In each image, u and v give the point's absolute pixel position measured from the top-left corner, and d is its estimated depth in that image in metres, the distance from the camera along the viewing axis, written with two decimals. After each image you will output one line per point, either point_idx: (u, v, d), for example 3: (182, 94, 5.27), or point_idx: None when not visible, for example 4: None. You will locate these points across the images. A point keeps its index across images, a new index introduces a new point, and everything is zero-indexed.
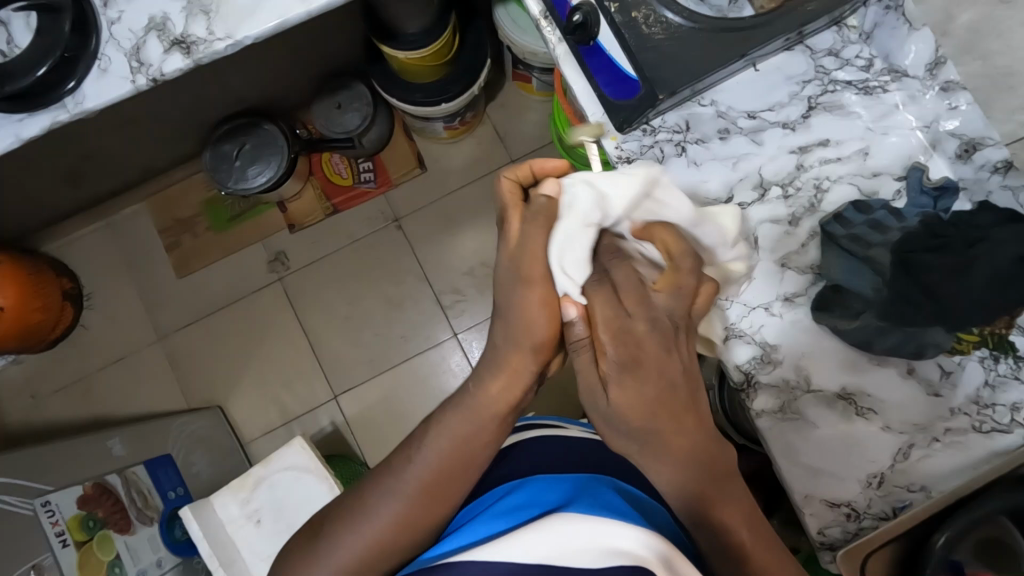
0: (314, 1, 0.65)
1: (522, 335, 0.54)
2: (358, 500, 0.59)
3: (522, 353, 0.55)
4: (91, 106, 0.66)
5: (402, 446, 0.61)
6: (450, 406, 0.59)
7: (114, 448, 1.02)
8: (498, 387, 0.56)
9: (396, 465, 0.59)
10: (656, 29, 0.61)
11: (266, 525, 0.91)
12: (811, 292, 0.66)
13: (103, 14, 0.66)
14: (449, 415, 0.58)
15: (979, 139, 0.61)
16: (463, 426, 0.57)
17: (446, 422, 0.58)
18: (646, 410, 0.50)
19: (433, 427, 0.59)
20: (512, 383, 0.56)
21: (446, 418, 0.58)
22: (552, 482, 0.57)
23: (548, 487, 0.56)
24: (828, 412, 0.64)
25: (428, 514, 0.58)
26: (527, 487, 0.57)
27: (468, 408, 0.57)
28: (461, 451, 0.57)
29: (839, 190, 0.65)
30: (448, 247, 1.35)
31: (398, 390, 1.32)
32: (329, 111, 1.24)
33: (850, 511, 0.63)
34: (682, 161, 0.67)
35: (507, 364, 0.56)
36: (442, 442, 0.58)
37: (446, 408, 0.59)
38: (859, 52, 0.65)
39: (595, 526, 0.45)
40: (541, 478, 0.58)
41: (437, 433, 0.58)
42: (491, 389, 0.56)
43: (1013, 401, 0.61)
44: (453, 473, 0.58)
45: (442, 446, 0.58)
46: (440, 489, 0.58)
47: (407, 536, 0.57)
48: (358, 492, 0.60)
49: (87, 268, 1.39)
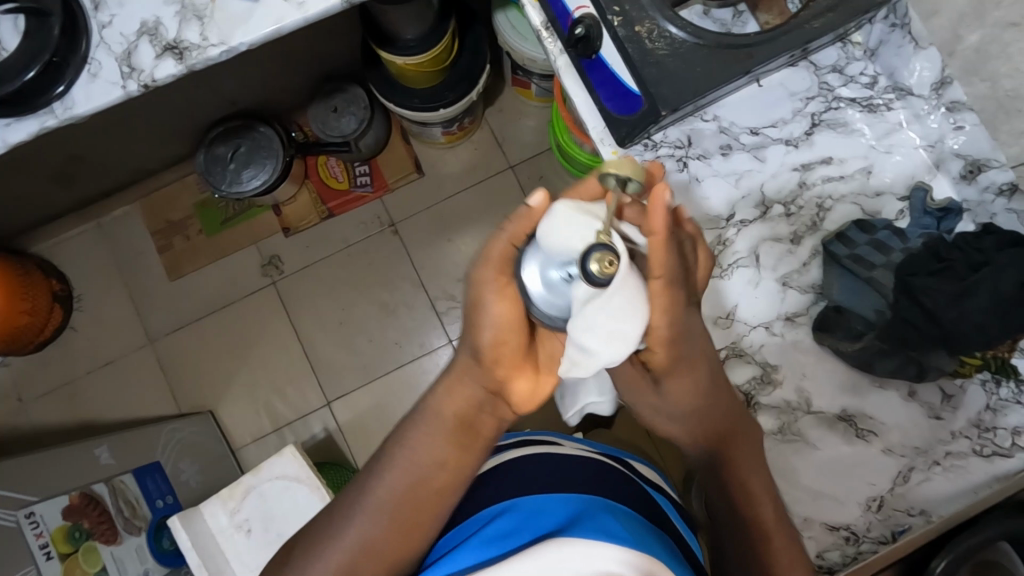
0: (310, 9, 0.63)
1: (472, 339, 0.57)
2: (327, 521, 0.59)
3: (467, 360, 0.58)
4: (81, 112, 0.64)
5: (368, 468, 0.61)
6: (409, 425, 0.60)
7: (101, 456, 1.00)
8: (449, 396, 0.59)
9: (364, 487, 0.59)
10: (659, 43, 0.60)
11: (256, 535, 0.89)
12: (812, 312, 0.65)
13: (93, 18, 0.65)
14: (408, 434, 0.60)
15: (985, 161, 0.60)
16: (424, 442, 0.59)
17: (408, 443, 0.59)
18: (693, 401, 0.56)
19: (393, 448, 0.60)
20: (455, 392, 0.59)
21: (406, 438, 0.59)
22: (544, 505, 0.55)
23: (539, 511, 0.55)
24: (829, 434, 0.63)
25: (397, 538, 0.57)
26: (520, 512, 0.55)
27: (425, 423, 0.59)
28: (422, 468, 0.58)
29: (842, 209, 0.65)
30: (443, 252, 1.34)
31: (391, 397, 1.31)
32: (325, 116, 1.23)
33: (850, 534, 0.62)
34: (683, 176, 0.66)
35: (461, 374, 0.59)
36: (403, 461, 0.59)
37: (400, 427, 0.61)
38: (863, 68, 0.64)
39: (587, 548, 0.43)
40: (531, 501, 0.56)
41: (394, 452, 0.59)
42: (444, 402, 0.59)
43: (1014, 425, 0.60)
44: (418, 492, 0.58)
45: (404, 467, 0.58)
46: (407, 510, 0.57)
47: (377, 561, 0.56)
48: (326, 518, 0.60)
49: (77, 269, 1.37)
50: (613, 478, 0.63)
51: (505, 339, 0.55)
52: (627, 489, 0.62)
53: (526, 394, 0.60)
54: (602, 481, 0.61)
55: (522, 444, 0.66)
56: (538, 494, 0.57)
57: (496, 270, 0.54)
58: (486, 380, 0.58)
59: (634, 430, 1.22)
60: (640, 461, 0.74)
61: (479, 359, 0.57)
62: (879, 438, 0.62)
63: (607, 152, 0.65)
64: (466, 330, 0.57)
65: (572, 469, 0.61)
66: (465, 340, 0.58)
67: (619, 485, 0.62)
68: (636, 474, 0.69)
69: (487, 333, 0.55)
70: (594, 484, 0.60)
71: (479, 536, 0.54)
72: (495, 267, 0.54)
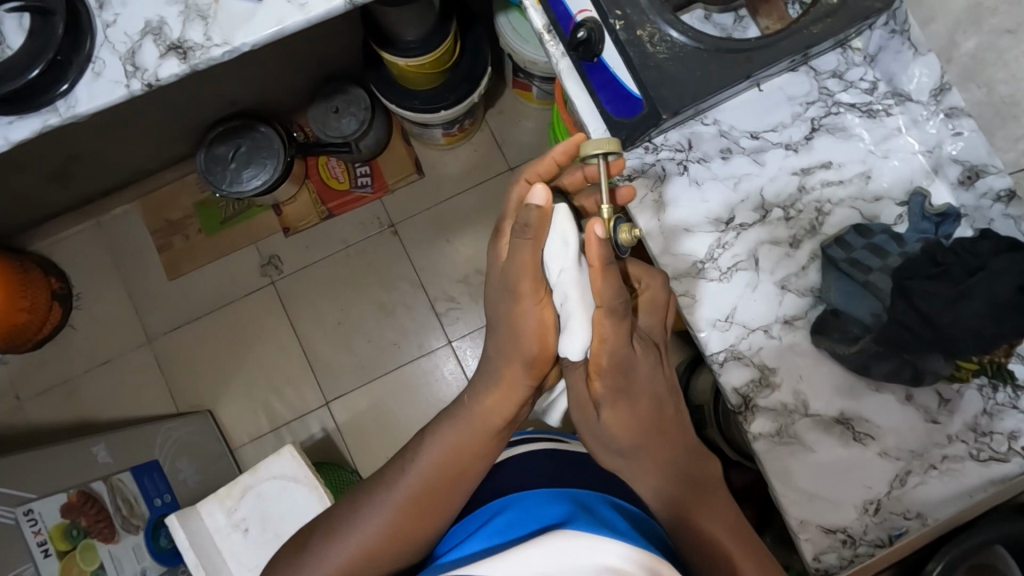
0: (313, 10, 0.64)
1: (514, 345, 0.56)
2: (343, 511, 0.60)
3: (513, 366, 0.56)
4: (83, 111, 0.64)
5: (392, 463, 0.61)
6: (447, 419, 0.60)
7: (100, 454, 1.00)
8: (489, 400, 0.58)
9: (386, 481, 0.59)
10: (660, 47, 0.60)
11: (253, 534, 0.89)
12: (811, 315, 0.65)
13: (98, 17, 0.65)
14: (445, 427, 0.59)
15: (983, 166, 0.60)
16: (458, 445, 0.58)
17: (439, 440, 0.59)
18: (634, 430, 0.54)
19: (428, 440, 0.60)
20: (500, 396, 0.58)
21: (436, 435, 0.59)
22: (548, 498, 0.55)
23: (542, 504, 0.54)
24: (826, 436, 0.63)
25: (417, 530, 0.58)
26: (522, 506, 0.55)
27: (459, 423, 0.59)
28: (454, 469, 0.58)
29: (841, 213, 0.65)
30: (443, 253, 1.34)
31: (390, 397, 1.31)
32: (326, 116, 1.23)
33: (846, 537, 0.62)
34: (683, 179, 0.66)
35: (501, 379, 0.58)
36: (433, 460, 0.58)
37: (439, 419, 0.61)
38: (862, 74, 0.65)
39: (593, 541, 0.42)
40: (534, 496, 0.56)
41: (428, 446, 0.59)
42: (484, 405, 0.58)
43: (1010, 430, 0.61)
44: (445, 487, 0.58)
45: (433, 466, 0.58)
46: (434, 507, 0.58)
47: (394, 553, 0.57)
48: (342, 508, 0.60)
49: (76, 267, 1.37)
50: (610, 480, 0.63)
51: (546, 348, 0.55)
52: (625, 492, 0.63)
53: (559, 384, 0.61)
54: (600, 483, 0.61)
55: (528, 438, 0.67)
56: (540, 490, 0.57)
57: (533, 279, 0.53)
58: (527, 387, 0.58)
59: None
60: None
61: (519, 365, 0.56)
62: (876, 441, 0.63)
63: None
64: (506, 335, 0.56)
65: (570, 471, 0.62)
66: (510, 348, 0.56)
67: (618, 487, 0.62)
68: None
69: (529, 344, 0.55)
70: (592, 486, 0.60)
71: (482, 528, 0.53)
72: (532, 279, 0.53)
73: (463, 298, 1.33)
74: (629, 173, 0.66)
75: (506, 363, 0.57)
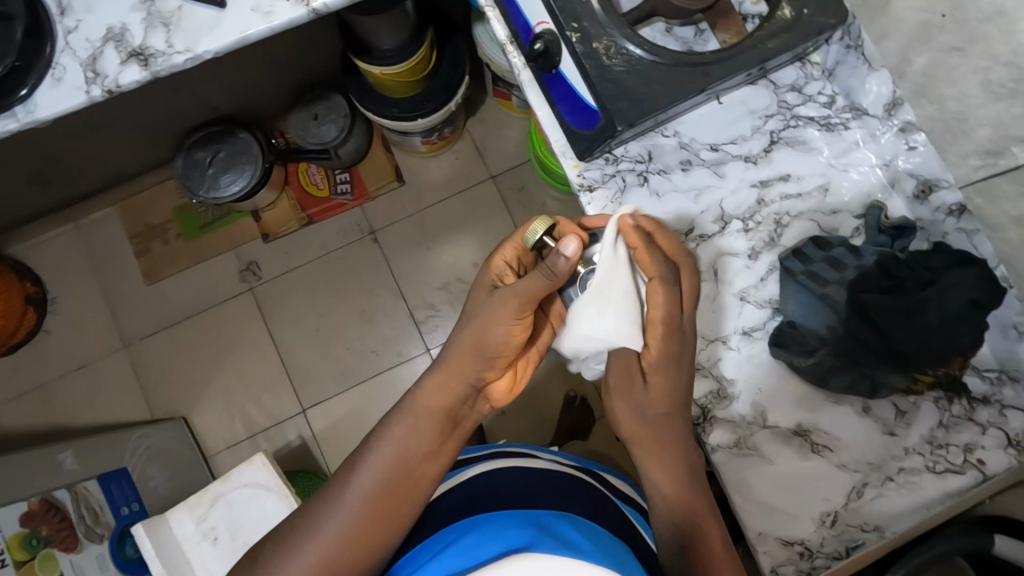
0: (276, 18, 0.64)
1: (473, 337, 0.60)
2: (300, 523, 0.58)
3: (466, 357, 0.60)
4: (44, 116, 0.64)
5: (347, 463, 0.60)
6: (394, 416, 0.60)
7: (65, 461, 0.98)
8: (435, 387, 0.60)
9: (344, 479, 0.59)
10: (617, 60, 0.61)
11: (221, 544, 0.89)
12: (768, 327, 0.65)
13: (60, 23, 0.65)
14: (393, 425, 0.60)
15: (935, 180, 0.60)
16: (408, 429, 0.59)
17: (387, 435, 0.59)
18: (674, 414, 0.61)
19: (376, 439, 0.60)
20: (450, 383, 0.60)
21: (392, 428, 0.60)
22: (511, 517, 0.54)
23: (512, 522, 0.52)
24: (783, 448, 0.64)
25: (380, 531, 0.57)
26: (485, 526, 0.53)
27: (409, 412, 0.60)
28: (409, 454, 0.59)
29: (799, 226, 0.66)
30: (423, 261, 1.34)
31: (368, 405, 1.30)
32: (305, 122, 1.23)
33: (804, 549, 0.62)
34: (644, 191, 0.66)
35: (450, 369, 0.60)
36: (387, 451, 0.59)
37: (388, 416, 0.61)
38: (821, 88, 0.66)
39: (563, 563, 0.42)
40: (498, 516, 0.54)
41: (378, 442, 0.59)
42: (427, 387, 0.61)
43: (966, 442, 0.60)
44: (400, 486, 0.58)
45: (387, 456, 0.58)
46: (386, 501, 0.57)
47: (355, 553, 0.56)
48: (299, 518, 0.58)
49: (51, 272, 1.35)
50: (581, 495, 0.61)
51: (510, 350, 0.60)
52: (598, 505, 0.61)
53: (503, 391, 0.64)
54: (568, 496, 0.60)
55: (494, 456, 0.66)
56: (509, 509, 0.55)
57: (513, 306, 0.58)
58: (471, 376, 0.61)
59: (609, 440, 1.22)
60: (609, 472, 0.74)
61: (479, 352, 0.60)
62: (834, 453, 0.63)
63: (568, 165, 0.66)
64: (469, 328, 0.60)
65: (539, 486, 0.60)
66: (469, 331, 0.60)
67: (592, 502, 0.60)
68: (608, 488, 0.68)
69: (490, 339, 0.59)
70: (561, 499, 0.59)
71: (447, 549, 0.52)
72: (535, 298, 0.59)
73: (442, 305, 1.32)
74: (590, 184, 0.66)
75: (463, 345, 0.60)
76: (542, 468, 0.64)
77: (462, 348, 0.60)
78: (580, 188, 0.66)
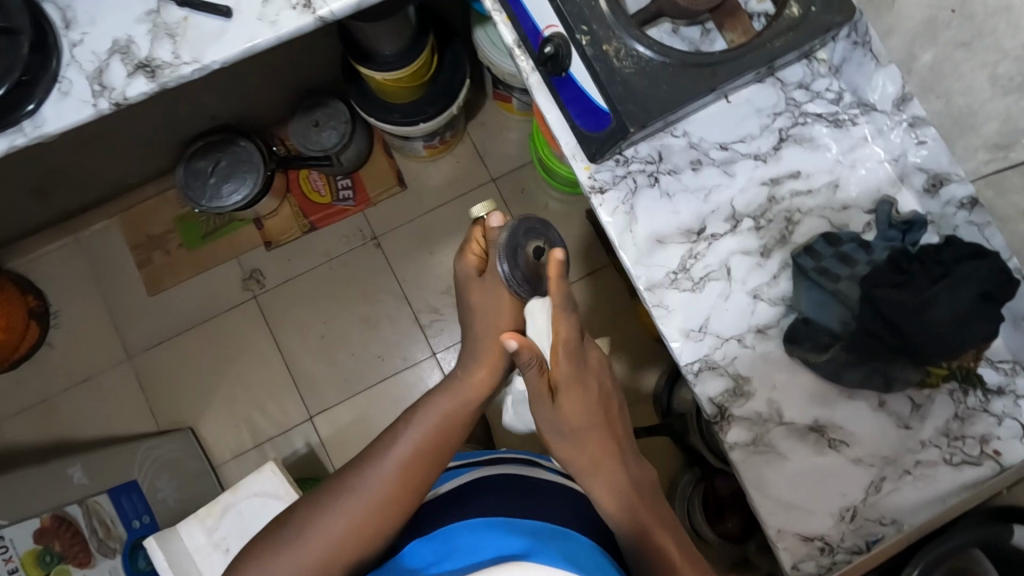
0: (283, 27, 0.64)
1: (496, 320, 0.68)
2: (336, 484, 0.63)
3: (496, 342, 0.68)
4: (51, 130, 0.64)
5: (380, 439, 0.67)
6: (438, 392, 0.68)
7: (75, 476, 0.98)
8: (478, 371, 0.69)
9: (379, 449, 0.65)
10: (626, 62, 0.61)
11: (234, 554, 0.88)
12: (782, 324, 0.65)
13: (65, 36, 0.65)
14: (436, 399, 0.68)
15: (945, 174, 0.61)
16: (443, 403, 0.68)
17: (432, 406, 0.67)
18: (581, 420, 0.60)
19: (419, 410, 0.67)
20: (487, 371, 0.69)
21: (434, 401, 0.68)
22: (515, 530, 0.54)
23: (516, 534, 0.53)
24: (800, 445, 0.64)
25: (405, 492, 0.62)
26: (489, 538, 0.54)
27: (455, 389, 0.68)
28: (445, 425, 0.66)
29: (810, 222, 0.66)
30: (426, 265, 1.34)
31: (375, 411, 1.30)
32: (306, 130, 1.23)
33: (824, 545, 0.63)
34: (655, 192, 0.66)
35: (485, 355, 0.69)
36: (426, 422, 0.66)
37: (431, 394, 0.69)
38: (828, 85, 0.66)
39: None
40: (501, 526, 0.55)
41: (422, 414, 0.66)
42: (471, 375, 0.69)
43: (981, 434, 0.61)
44: (431, 453, 0.64)
45: (425, 425, 0.65)
46: (417, 467, 0.63)
47: (382, 514, 0.61)
48: (335, 482, 0.64)
49: (53, 285, 1.35)
50: (569, 497, 0.65)
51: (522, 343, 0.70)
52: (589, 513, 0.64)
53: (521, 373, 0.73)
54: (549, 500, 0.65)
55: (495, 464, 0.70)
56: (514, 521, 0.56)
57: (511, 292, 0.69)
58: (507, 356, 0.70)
59: None
60: None
61: (502, 337, 0.68)
62: (850, 448, 0.63)
63: (579, 168, 0.66)
64: (491, 321, 0.69)
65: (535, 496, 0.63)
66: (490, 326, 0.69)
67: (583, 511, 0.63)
68: None
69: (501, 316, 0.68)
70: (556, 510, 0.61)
71: (453, 557, 0.53)
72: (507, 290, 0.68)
73: (447, 308, 1.32)
74: (601, 186, 0.66)
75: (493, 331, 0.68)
76: (541, 479, 0.67)
77: (487, 338, 0.69)
78: (591, 190, 0.66)
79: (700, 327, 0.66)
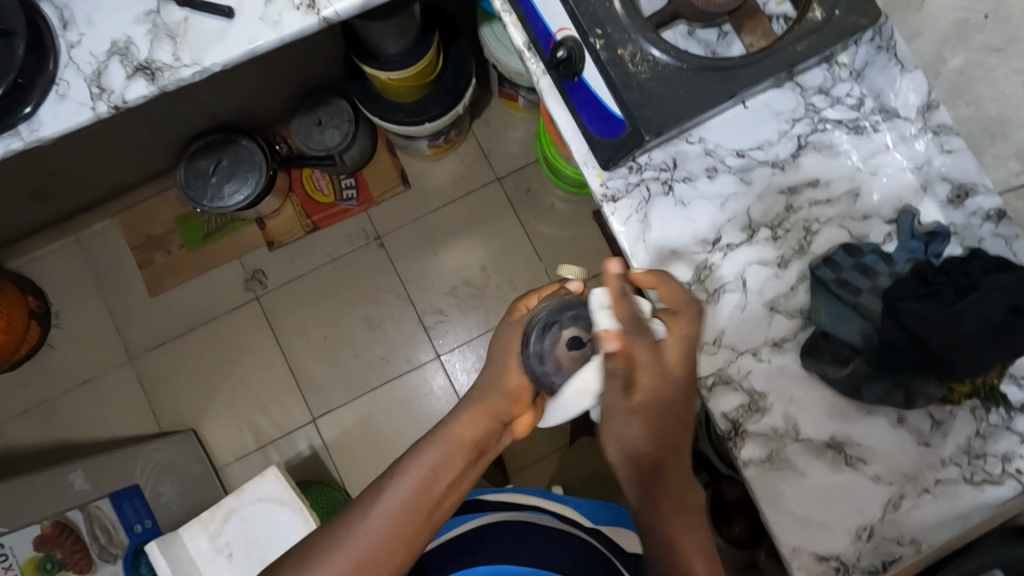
0: (286, 29, 0.62)
1: (500, 369, 0.62)
2: (308, 552, 0.55)
3: (497, 395, 0.62)
4: (48, 134, 0.62)
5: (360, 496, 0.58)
6: (426, 441, 0.59)
7: (76, 481, 0.97)
8: (468, 418, 0.60)
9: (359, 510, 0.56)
10: (642, 67, 0.59)
11: (237, 560, 0.87)
12: (799, 338, 0.63)
13: (62, 37, 0.63)
14: (423, 449, 0.59)
15: (972, 185, 0.60)
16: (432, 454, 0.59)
17: (418, 458, 0.58)
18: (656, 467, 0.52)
19: (404, 462, 0.58)
20: (482, 419, 0.61)
21: (421, 451, 0.58)
22: None
23: None
24: (817, 462, 0.62)
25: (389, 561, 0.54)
26: None
27: (444, 437, 0.59)
28: (433, 480, 0.57)
29: (829, 232, 0.63)
30: (430, 266, 1.32)
31: (378, 413, 1.29)
32: (309, 129, 1.21)
33: (840, 565, 0.61)
34: (669, 200, 0.64)
35: (482, 402, 0.61)
36: (412, 477, 0.57)
37: (419, 442, 0.60)
38: (849, 90, 0.63)
39: None
40: None
41: (408, 466, 0.58)
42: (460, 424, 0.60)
43: (1004, 452, 0.59)
44: (419, 516, 0.56)
45: (411, 482, 0.56)
46: (404, 532, 0.55)
47: None
48: (308, 547, 0.55)
49: (53, 285, 1.33)
50: (572, 555, 0.68)
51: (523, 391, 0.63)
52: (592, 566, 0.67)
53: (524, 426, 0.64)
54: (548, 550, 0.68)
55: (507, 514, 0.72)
56: None
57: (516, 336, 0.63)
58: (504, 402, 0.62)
59: None
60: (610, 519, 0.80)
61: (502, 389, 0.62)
62: (869, 465, 0.61)
63: (590, 175, 0.64)
64: (491, 369, 0.63)
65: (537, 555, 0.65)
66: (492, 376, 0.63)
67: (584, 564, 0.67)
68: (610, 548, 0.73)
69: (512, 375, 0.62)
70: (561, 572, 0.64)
71: None
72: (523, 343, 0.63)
73: (451, 310, 1.31)
74: (614, 194, 0.64)
75: (489, 381, 0.63)
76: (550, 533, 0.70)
77: (486, 388, 0.63)
78: (603, 198, 0.64)
79: (716, 340, 0.64)
